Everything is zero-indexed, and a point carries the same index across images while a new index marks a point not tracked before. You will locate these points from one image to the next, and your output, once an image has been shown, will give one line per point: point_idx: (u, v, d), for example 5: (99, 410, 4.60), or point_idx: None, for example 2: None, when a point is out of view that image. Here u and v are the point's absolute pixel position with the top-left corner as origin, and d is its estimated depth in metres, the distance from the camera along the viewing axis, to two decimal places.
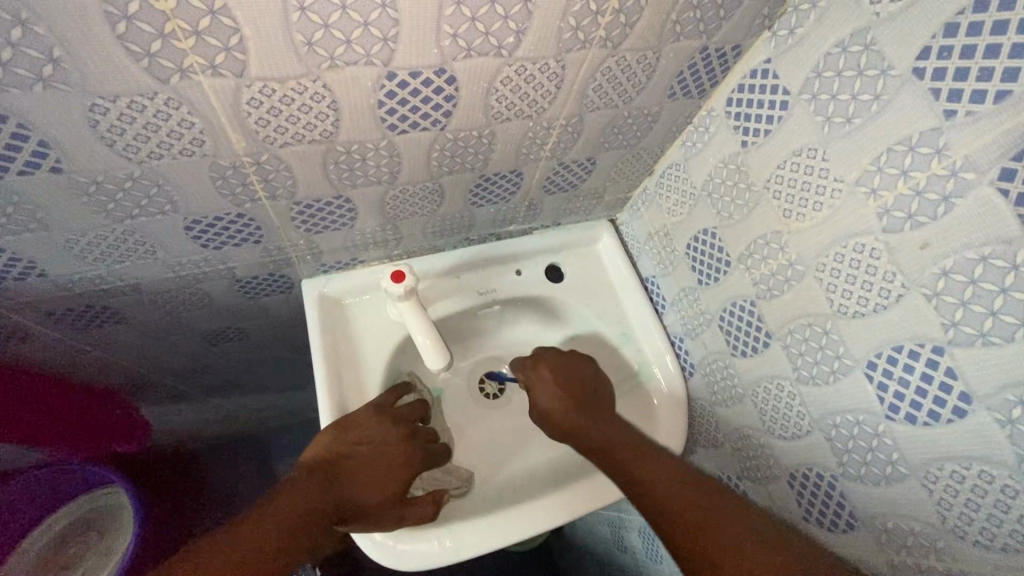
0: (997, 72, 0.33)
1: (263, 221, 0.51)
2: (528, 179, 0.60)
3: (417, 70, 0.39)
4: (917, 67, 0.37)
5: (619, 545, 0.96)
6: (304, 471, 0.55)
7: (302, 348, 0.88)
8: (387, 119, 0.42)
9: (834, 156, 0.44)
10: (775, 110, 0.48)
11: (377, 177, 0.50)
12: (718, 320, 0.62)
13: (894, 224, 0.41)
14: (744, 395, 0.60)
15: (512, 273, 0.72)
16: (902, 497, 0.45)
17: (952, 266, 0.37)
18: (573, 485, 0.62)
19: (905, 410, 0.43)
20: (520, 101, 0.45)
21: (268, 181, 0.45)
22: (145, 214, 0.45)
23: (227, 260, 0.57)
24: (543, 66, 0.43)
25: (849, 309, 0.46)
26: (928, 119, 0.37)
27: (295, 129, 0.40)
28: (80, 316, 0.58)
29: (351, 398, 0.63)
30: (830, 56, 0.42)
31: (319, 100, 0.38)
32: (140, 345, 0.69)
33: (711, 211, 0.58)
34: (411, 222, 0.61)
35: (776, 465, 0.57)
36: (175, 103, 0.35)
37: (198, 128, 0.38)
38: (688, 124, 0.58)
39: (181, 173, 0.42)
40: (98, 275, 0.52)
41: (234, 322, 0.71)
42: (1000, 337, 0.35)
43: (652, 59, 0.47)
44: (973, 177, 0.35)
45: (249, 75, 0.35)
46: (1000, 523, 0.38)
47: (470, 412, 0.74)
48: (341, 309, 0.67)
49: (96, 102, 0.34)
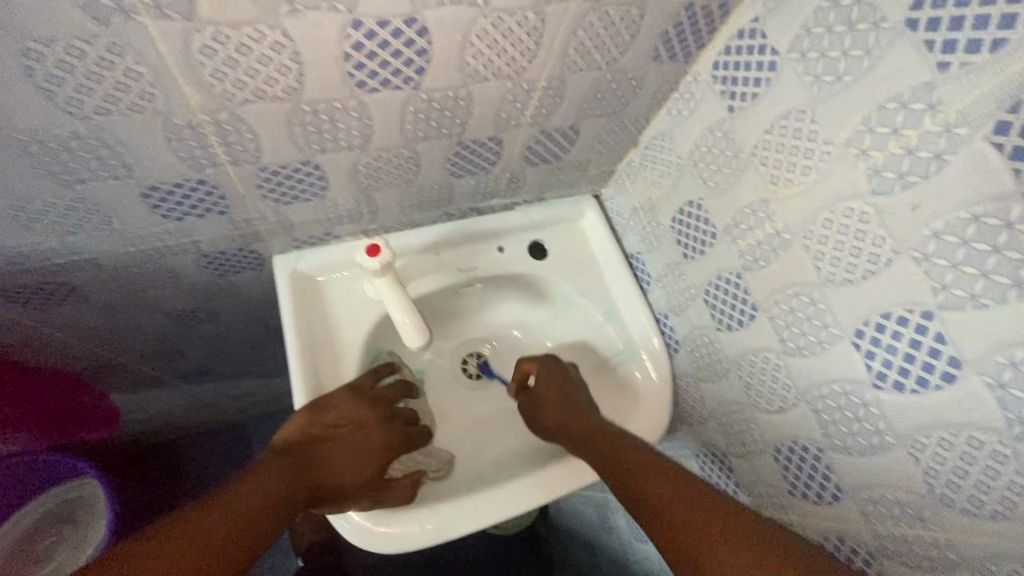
0: (994, 19, 0.31)
1: (227, 190, 0.49)
2: (509, 149, 0.57)
3: (385, 18, 0.36)
4: (910, 18, 0.35)
5: (604, 526, 0.96)
6: (274, 454, 0.53)
7: (278, 331, 0.85)
8: (355, 76, 0.40)
9: (824, 117, 0.42)
10: (763, 71, 0.46)
11: (348, 142, 0.47)
12: (704, 294, 0.61)
13: (885, 185, 0.39)
14: (730, 369, 0.59)
15: (493, 251, 0.70)
16: (889, 467, 0.44)
17: (943, 227, 0.36)
18: (556, 466, 0.61)
19: (894, 378, 0.42)
20: (498, 58, 0.43)
21: (230, 143, 0.42)
22: (96, 178, 0.42)
23: (192, 233, 0.54)
24: (521, 19, 0.40)
25: (836, 277, 0.44)
26: (921, 73, 0.35)
27: (254, 83, 0.37)
28: (37, 295, 0.55)
29: (326, 378, 0.61)
30: (821, 11, 0.41)
31: (279, 50, 0.36)
32: (102, 327, 0.66)
33: (697, 181, 0.57)
34: (387, 193, 0.58)
35: (761, 439, 0.56)
36: (119, 50, 0.32)
37: (147, 80, 0.35)
38: (673, 91, 0.56)
39: (133, 132, 0.39)
40: (50, 247, 0.49)
41: (204, 302, 0.68)
42: (992, 299, 0.34)
43: (636, 16, 0.45)
44: (966, 132, 0.34)
45: (200, 18, 0.32)
46: (989, 489, 0.37)
47: (451, 393, 0.73)
48: (316, 286, 0.64)
49: (30, 45, 0.31)
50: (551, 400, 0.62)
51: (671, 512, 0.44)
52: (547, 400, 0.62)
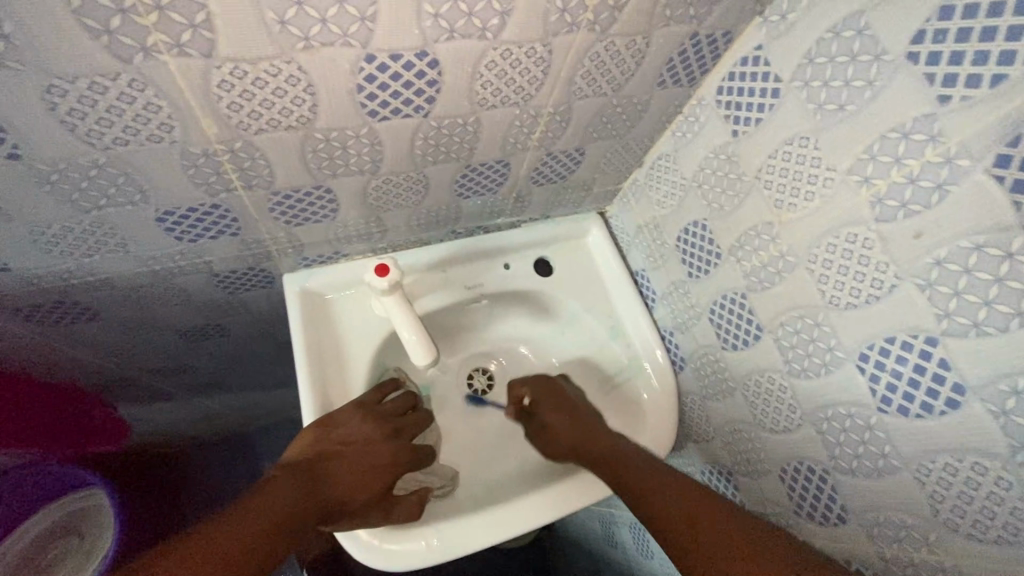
0: (993, 55, 0.32)
1: (240, 213, 0.49)
2: (516, 170, 0.58)
3: (398, 53, 0.37)
4: (911, 52, 0.36)
5: (609, 541, 0.96)
6: (289, 467, 0.54)
7: (286, 346, 0.86)
8: (367, 106, 0.41)
9: (828, 145, 0.43)
10: (766, 98, 0.47)
11: (359, 167, 0.48)
12: (708, 313, 0.61)
13: (887, 213, 0.40)
14: (735, 388, 0.59)
15: (499, 268, 0.71)
16: (894, 491, 0.44)
17: (946, 255, 0.37)
18: (560, 482, 0.61)
19: (898, 402, 0.42)
20: (507, 87, 0.44)
21: (244, 169, 0.43)
22: (113, 204, 0.43)
23: (204, 254, 0.55)
24: (529, 50, 0.41)
25: (840, 301, 0.45)
26: (922, 105, 0.36)
27: (269, 114, 0.38)
28: (51, 314, 0.56)
29: (334, 396, 0.61)
30: (823, 42, 0.41)
31: (294, 83, 0.37)
32: (114, 343, 0.67)
33: (701, 202, 0.57)
34: (396, 214, 0.59)
35: (766, 459, 0.56)
36: (139, 85, 0.33)
37: (165, 112, 0.36)
38: (678, 113, 0.57)
39: (150, 161, 0.40)
40: (66, 269, 0.50)
41: (213, 319, 0.69)
42: (994, 327, 0.35)
43: (642, 45, 0.45)
44: (967, 164, 0.34)
45: (218, 55, 0.33)
46: (994, 515, 0.37)
47: (457, 409, 0.73)
48: (325, 304, 0.65)
49: (53, 82, 0.32)
50: (562, 417, 0.63)
51: (674, 511, 0.47)
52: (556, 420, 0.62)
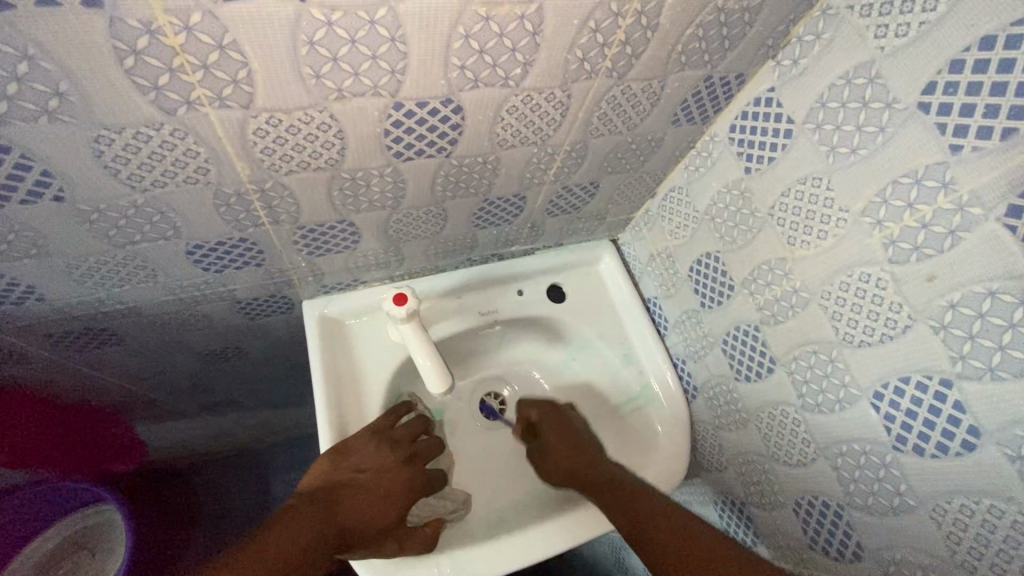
0: (1003, 110, 0.33)
1: (265, 246, 0.51)
2: (531, 203, 0.59)
3: (424, 100, 0.39)
4: (922, 101, 0.37)
5: (620, 567, 0.96)
6: (304, 498, 0.54)
7: (301, 368, 0.87)
8: (392, 147, 0.42)
9: (840, 186, 0.44)
10: (779, 137, 0.48)
11: (381, 203, 0.49)
12: (722, 344, 0.62)
13: (900, 255, 0.40)
14: (748, 420, 0.60)
15: (512, 294, 0.72)
16: (910, 527, 0.44)
17: (959, 299, 0.37)
18: (570, 514, 0.61)
19: (913, 441, 0.42)
20: (526, 128, 0.45)
21: (272, 207, 0.45)
22: (147, 239, 0.45)
23: (229, 282, 0.56)
24: (549, 96, 0.43)
25: (856, 338, 0.45)
26: (934, 153, 0.37)
27: (299, 157, 0.40)
28: (79, 339, 0.58)
29: (350, 421, 0.62)
30: (834, 88, 0.43)
31: (325, 129, 0.38)
32: (136, 366, 0.68)
33: (713, 235, 0.58)
34: (414, 244, 0.60)
35: (780, 492, 0.57)
36: (180, 133, 0.35)
37: (202, 157, 0.38)
38: (690, 148, 0.58)
39: (185, 200, 0.41)
40: (97, 298, 0.52)
41: (232, 342, 0.71)
42: (1009, 372, 0.35)
43: (657, 88, 0.47)
44: (979, 212, 0.35)
45: (256, 105, 0.35)
46: (1010, 559, 0.37)
47: (470, 434, 0.74)
48: (342, 330, 0.67)
49: (100, 133, 0.33)
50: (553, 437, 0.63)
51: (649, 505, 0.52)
52: (559, 445, 0.62)
